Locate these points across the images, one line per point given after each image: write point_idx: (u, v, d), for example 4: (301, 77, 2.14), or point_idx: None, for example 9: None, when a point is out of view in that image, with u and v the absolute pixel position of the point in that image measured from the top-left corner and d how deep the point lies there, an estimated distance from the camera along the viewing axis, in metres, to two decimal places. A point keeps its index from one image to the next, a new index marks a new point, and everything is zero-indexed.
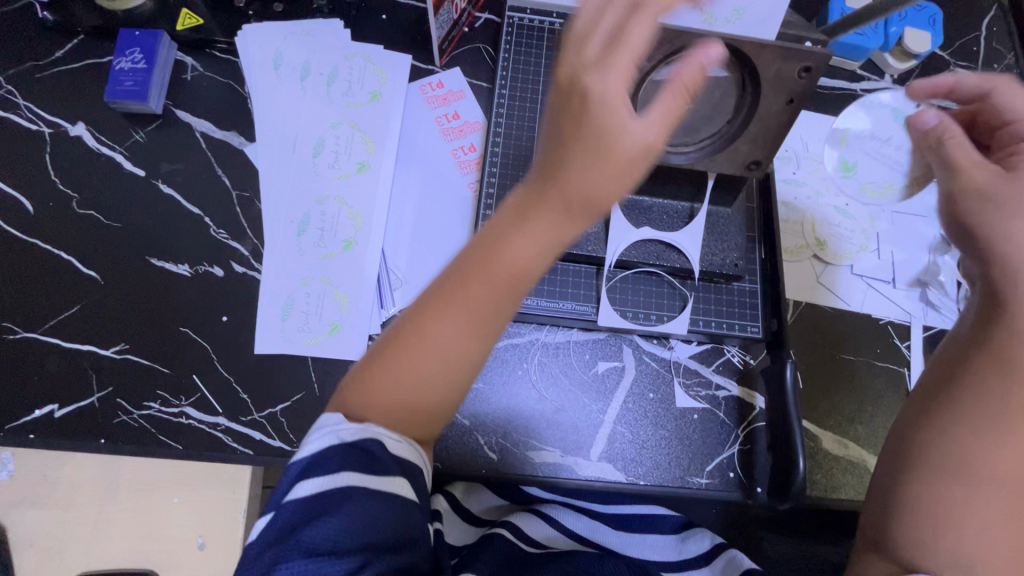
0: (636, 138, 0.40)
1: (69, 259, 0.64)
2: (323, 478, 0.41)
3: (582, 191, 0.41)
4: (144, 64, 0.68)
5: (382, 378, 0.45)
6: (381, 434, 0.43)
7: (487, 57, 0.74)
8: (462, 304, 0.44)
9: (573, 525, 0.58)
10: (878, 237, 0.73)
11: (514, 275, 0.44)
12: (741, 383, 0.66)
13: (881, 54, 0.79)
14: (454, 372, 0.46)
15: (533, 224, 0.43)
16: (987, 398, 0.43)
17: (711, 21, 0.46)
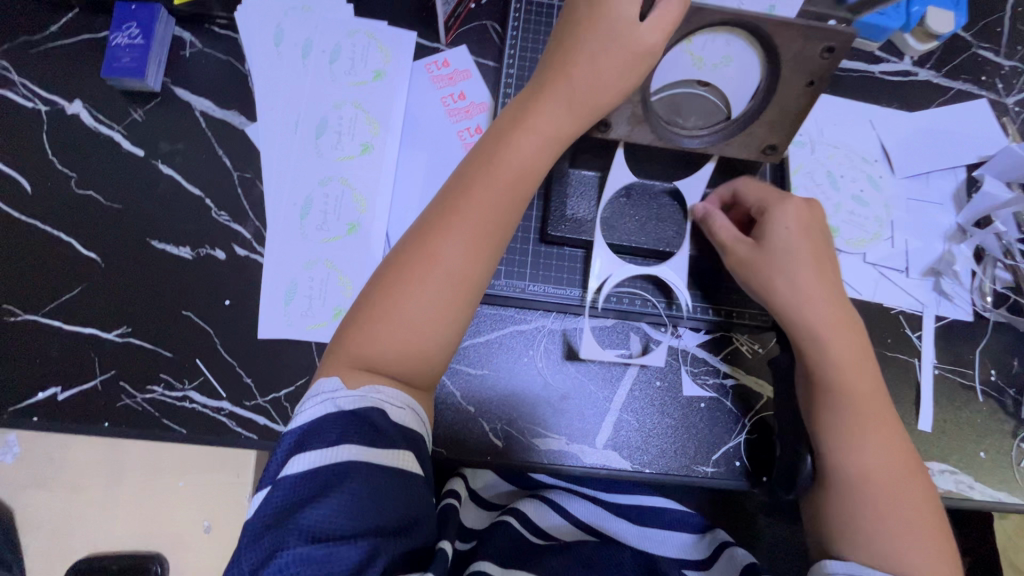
0: (640, 41, 0.45)
1: (68, 240, 0.63)
2: (324, 451, 0.42)
3: (589, 84, 0.48)
4: (141, 39, 0.66)
5: (389, 302, 0.48)
6: (381, 402, 0.45)
7: (494, 35, 0.72)
8: (466, 224, 0.48)
9: (576, 510, 0.63)
10: (893, 225, 0.71)
11: (522, 169, 0.49)
12: (748, 372, 0.65)
13: (901, 35, 0.76)
14: (457, 295, 0.49)
15: (543, 118, 0.49)
16: (823, 389, 0.54)
17: (700, 69, 0.50)
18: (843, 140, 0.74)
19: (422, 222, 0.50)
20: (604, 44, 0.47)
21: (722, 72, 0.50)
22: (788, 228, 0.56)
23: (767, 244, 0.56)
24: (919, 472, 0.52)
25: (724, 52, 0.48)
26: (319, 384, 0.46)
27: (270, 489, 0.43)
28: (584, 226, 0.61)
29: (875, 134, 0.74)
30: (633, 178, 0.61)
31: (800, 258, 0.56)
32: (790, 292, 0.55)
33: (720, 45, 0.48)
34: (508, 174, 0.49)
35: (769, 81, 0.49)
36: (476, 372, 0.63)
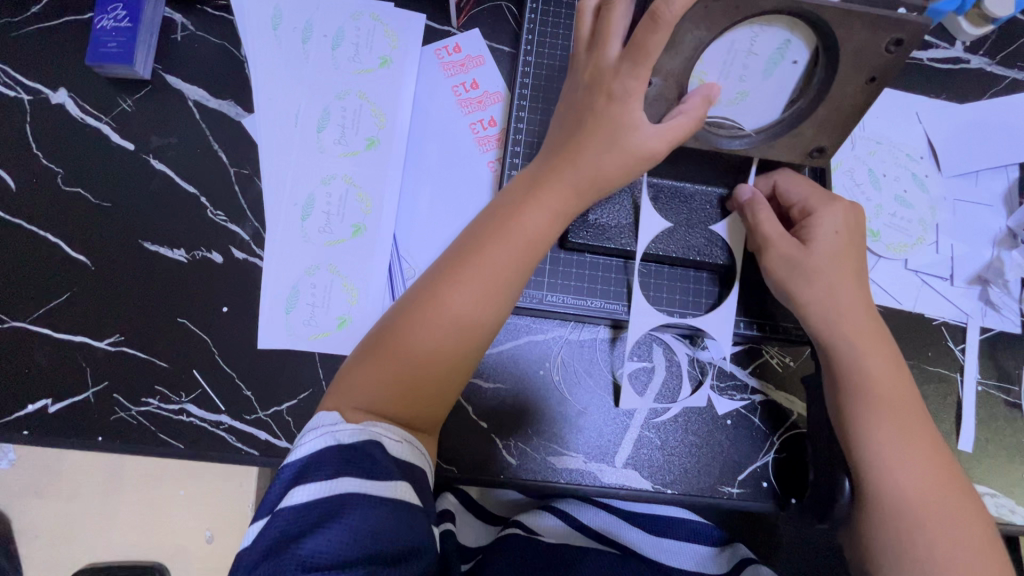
0: (646, 146, 0.45)
1: (55, 242, 0.59)
2: (322, 484, 0.42)
3: (597, 171, 0.47)
4: (128, 22, 0.61)
5: (397, 346, 0.48)
6: (381, 435, 0.45)
7: (510, 18, 0.66)
8: (474, 277, 0.48)
9: (589, 519, 0.62)
10: (938, 229, 0.66)
11: (529, 239, 0.49)
12: (778, 387, 0.61)
13: (954, 18, 0.69)
14: (463, 345, 0.49)
15: (550, 194, 0.49)
16: (870, 402, 0.50)
17: (716, 106, 0.47)
18: (886, 135, 0.68)
19: (432, 270, 0.51)
20: (609, 144, 0.46)
21: (741, 107, 0.47)
22: (835, 233, 0.52)
23: (814, 244, 0.51)
24: (967, 491, 0.49)
25: (739, 87, 0.45)
26: (318, 417, 0.46)
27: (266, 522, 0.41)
28: (608, 232, 0.57)
29: (922, 129, 0.68)
30: (658, 177, 0.56)
31: (846, 263, 0.51)
32: (829, 295, 0.51)
33: (733, 81, 0.45)
34: (515, 237, 0.49)
35: (823, 77, 0.43)
36: (489, 385, 0.60)
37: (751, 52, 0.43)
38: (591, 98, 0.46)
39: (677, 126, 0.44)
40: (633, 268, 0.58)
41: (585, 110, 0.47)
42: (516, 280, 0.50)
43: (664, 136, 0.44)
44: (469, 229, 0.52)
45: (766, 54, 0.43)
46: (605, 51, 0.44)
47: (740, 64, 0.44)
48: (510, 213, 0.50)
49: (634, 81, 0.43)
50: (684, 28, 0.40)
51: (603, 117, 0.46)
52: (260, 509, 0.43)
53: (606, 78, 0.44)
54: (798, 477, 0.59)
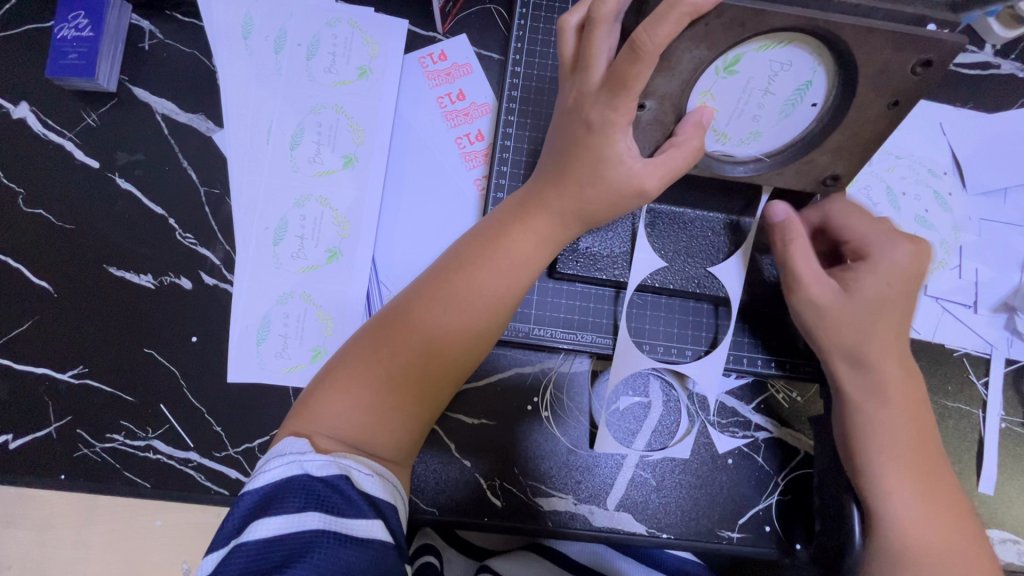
0: (636, 180, 0.41)
1: (16, 267, 0.56)
2: (287, 518, 0.38)
3: (580, 203, 0.44)
4: (90, 31, 0.57)
5: (373, 362, 0.45)
6: (352, 469, 0.42)
7: (499, 22, 0.61)
8: (453, 298, 0.46)
9: (574, 552, 0.59)
10: (961, 251, 0.61)
11: (513, 262, 0.46)
12: (784, 424, 0.57)
13: (984, 20, 0.63)
14: (439, 368, 0.46)
15: (536, 219, 0.45)
16: (896, 449, 0.44)
17: (725, 144, 0.43)
18: (906, 149, 0.63)
19: (412, 287, 0.48)
20: (592, 177, 0.42)
21: (751, 147, 0.43)
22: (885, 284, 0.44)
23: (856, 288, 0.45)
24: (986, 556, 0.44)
25: (751, 127, 0.41)
26: (283, 442, 0.43)
27: (225, 553, 0.39)
28: (600, 262, 0.53)
29: (946, 142, 0.63)
30: (657, 203, 0.51)
31: (887, 315, 0.45)
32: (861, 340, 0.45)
33: (745, 120, 0.41)
34: (498, 260, 0.46)
35: (837, 99, 0.39)
36: (473, 420, 0.56)
37: (768, 91, 0.39)
38: (573, 127, 0.42)
39: (671, 159, 0.40)
40: (628, 301, 0.54)
41: (567, 139, 0.42)
42: (501, 300, 0.46)
43: (659, 170, 0.40)
44: (457, 241, 0.49)
45: (784, 95, 0.39)
46: (585, 76, 0.39)
47: (755, 103, 0.40)
48: (501, 228, 0.47)
49: (613, 113, 0.39)
50: (681, 47, 0.35)
51: (584, 148, 0.42)
52: (219, 537, 0.40)
53: (588, 105, 0.40)
54: (804, 520, 0.55)
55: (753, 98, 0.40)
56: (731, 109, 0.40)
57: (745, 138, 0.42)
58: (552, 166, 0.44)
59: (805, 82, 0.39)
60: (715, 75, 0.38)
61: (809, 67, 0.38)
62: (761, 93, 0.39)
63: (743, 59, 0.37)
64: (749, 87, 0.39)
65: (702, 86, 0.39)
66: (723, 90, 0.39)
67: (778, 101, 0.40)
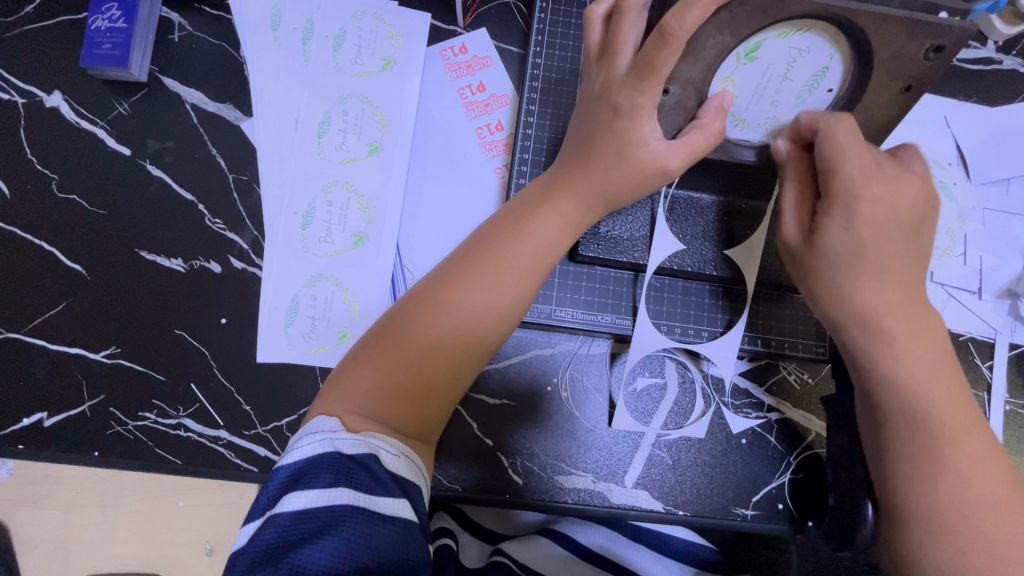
0: (659, 161, 0.43)
1: (49, 250, 0.58)
2: (319, 492, 0.40)
3: (604, 186, 0.45)
4: (123, 22, 0.59)
5: (402, 344, 0.47)
6: (380, 449, 0.44)
7: (519, 16, 0.63)
8: (478, 283, 0.47)
9: (588, 538, 0.60)
10: (966, 239, 0.63)
11: (537, 246, 0.47)
12: (796, 405, 0.58)
13: (987, 17, 0.65)
14: (464, 350, 0.48)
15: (560, 202, 0.47)
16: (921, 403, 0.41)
17: (743, 129, 0.45)
18: (912, 141, 0.65)
19: (437, 272, 0.50)
20: (617, 159, 0.44)
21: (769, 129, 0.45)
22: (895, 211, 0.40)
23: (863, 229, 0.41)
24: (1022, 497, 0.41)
25: (769, 111, 0.43)
26: (316, 421, 0.44)
27: (259, 525, 0.40)
28: (621, 245, 0.54)
29: (951, 134, 0.65)
30: (674, 188, 0.54)
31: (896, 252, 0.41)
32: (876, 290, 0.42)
33: (764, 105, 0.43)
34: (522, 245, 0.47)
35: (852, 85, 0.41)
36: (494, 400, 0.58)
37: (786, 77, 0.41)
38: (599, 112, 0.44)
39: (695, 139, 0.42)
40: (646, 283, 0.56)
41: (593, 123, 0.44)
42: (526, 283, 0.48)
43: (683, 149, 0.42)
44: (480, 227, 0.50)
45: (802, 80, 0.41)
46: (613, 62, 0.41)
47: (773, 89, 0.42)
48: (524, 214, 0.48)
49: (640, 97, 0.41)
50: (707, 33, 0.37)
51: (610, 132, 0.43)
52: (253, 509, 0.42)
53: (615, 90, 0.42)
54: (816, 498, 0.57)
55: (772, 84, 0.41)
56: (750, 95, 0.42)
57: (763, 121, 0.44)
58: (579, 149, 0.46)
59: (822, 69, 0.41)
60: (736, 61, 0.40)
61: (826, 54, 0.40)
62: (780, 80, 0.41)
63: (763, 46, 0.39)
64: (768, 74, 0.41)
65: (724, 72, 0.41)
66: (743, 76, 0.41)
67: (796, 87, 0.42)
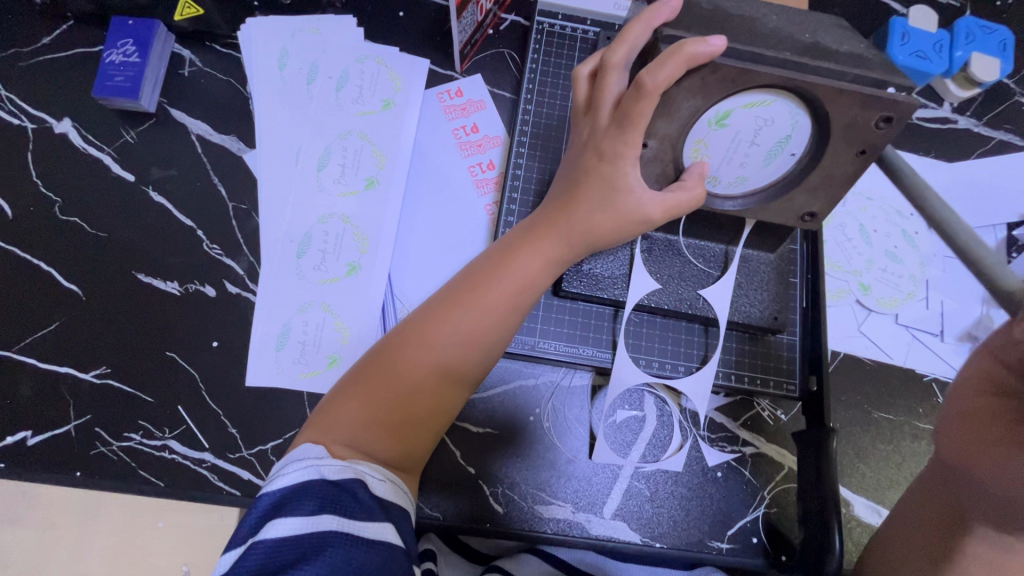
0: (642, 210, 0.46)
1: (46, 270, 0.59)
2: (303, 519, 0.41)
3: (587, 229, 0.48)
4: (137, 57, 0.63)
5: (386, 377, 0.49)
6: (365, 474, 0.45)
7: (511, 64, 0.68)
8: (462, 317, 0.49)
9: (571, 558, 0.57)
10: (928, 285, 0.67)
11: (521, 284, 0.50)
12: (769, 441, 0.60)
13: (942, 80, 0.72)
14: (447, 383, 0.50)
15: (542, 243, 0.50)
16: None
17: (716, 186, 0.49)
18: (876, 191, 0.69)
19: (425, 307, 0.51)
20: (603, 206, 0.47)
21: (740, 189, 0.49)
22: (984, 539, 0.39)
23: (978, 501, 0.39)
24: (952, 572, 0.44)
25: (739, 172, 0.47)
26: (302, 447, 0.45)
27: (241, 552, 0.41)
28: (602, 282, 0.57)
29: None
30: (652, 231, 0.57)
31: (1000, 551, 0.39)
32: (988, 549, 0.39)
33: (734, 166, 0.47)
34: (505, 283, 0.50)
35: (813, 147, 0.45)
36: (477, 429, 0.59)
37: (753, 142, 0.45)
38: (586, 158, 0.47)
39: (676, 199, 0.45)
40: (625, 318, 0.59)
41: (581, 170, 0.47)
42: (512, 320, 0.51)
43: (663, 204, 0.46)
44: (466, 264, 0.53)
45: (769, 145, 0.45)
46: (596, 114, 0.45)
47: (742, 151, 0.46)
48: (510, 253, 0.51)
49: (624, 144, 0.44)
50: (680, 96, 0.41)
51: (596, 177, 0.47)
52: (235, 537, 0.42)
53: (600, 138, 0.45)
54: (787, 532, 0.58)
55: (741, 148, 0.46)
56: (720, 156, 0.46)
57: (734, 180, 0.48)
58: (566, 195, 0.49)
59: (783, 139, 0.45)
60: (707, 127, 0.44)
61: (789, 123, 0.44)
62: (746, 144, 0.45)
63: (732, 114, 0.43)
64: (738, 138, 0.45)
65: (696, 136, 0.45)
66: (715, 139, 0.45)
67: (760, 152, 0.46)
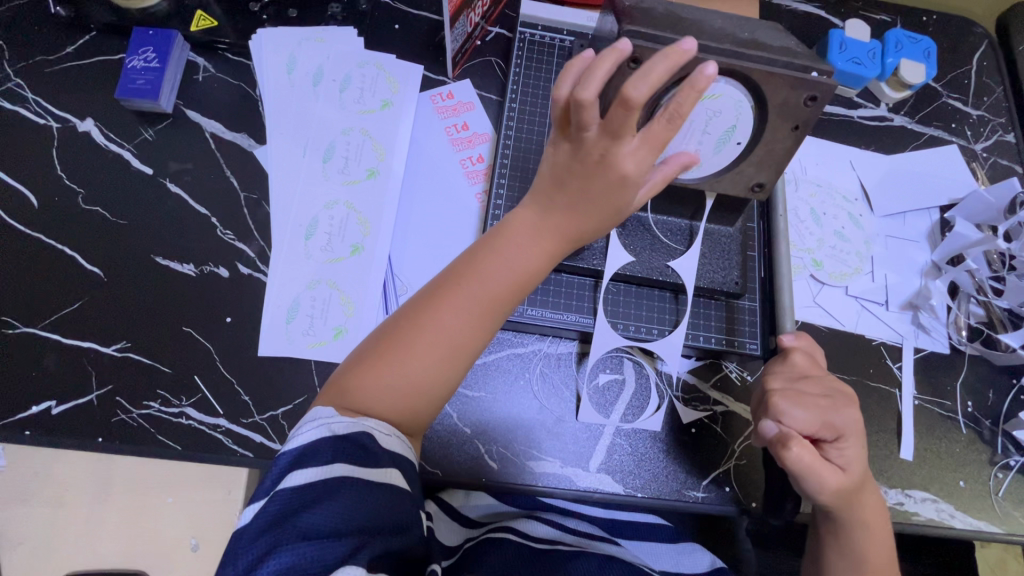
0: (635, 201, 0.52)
1: (70, 255, 0.64)
2: (318, 468, 0.45)
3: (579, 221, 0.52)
4: (157, 63, 0.69)
5: (396, 352, 0.51)
6: (373, 428, 0.48)
7: (497, 70, 0.76)
8: (468, 297, 0.52)
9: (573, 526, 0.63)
10: (873, 260, 0.75)
11: (522, 265, 0.53)
12: (737, 399, 0.67)
13: (877, 84, 0.81)
14: (452, 361, 0.52)
15: (544, 227, 0.53)
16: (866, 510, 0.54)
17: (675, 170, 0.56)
18: (824, 179, 0.78)
19: (432, 287, 0.53)
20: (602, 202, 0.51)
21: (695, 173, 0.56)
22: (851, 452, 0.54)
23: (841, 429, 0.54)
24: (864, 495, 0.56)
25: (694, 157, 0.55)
26: (314, 410, 0.49)
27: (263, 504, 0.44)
28: (582, 255, 0.64)
29: (856, 175, 0.79)
30: None
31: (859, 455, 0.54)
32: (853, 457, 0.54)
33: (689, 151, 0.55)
34: (508, 264, 0.53)
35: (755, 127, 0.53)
36: (472, 393, 0.65)
37: (705, 130, 0.54)
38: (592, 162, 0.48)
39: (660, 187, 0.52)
40: (603, 288, 0.65)
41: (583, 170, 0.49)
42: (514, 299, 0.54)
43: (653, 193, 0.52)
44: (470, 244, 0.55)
45: (718, 134, 0.54)
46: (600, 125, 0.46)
47: (696, 138, 0.54)
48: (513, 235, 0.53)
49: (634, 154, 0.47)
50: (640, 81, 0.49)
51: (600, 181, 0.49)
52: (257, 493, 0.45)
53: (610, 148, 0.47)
54: (755, 480, 0.64)
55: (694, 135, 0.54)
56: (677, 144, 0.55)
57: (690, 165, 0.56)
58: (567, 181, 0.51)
59: (729, 129, 0.53)
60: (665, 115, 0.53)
61: (733, 113, 0.52)
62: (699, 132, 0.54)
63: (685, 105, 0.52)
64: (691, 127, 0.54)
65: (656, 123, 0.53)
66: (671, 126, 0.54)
67: (711, 139, 0.54)
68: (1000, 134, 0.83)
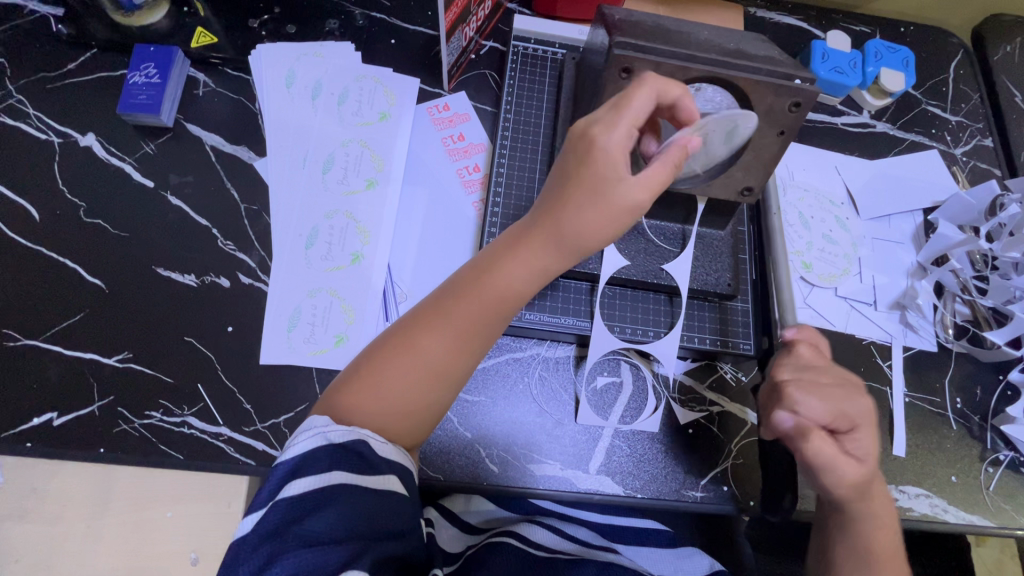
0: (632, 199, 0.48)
1: (72, 267, 0.64)
2: (316, 477, 0.44)
3: (577, 231, 0.49)
4: (158, 79, 0.70)
5: (379, 376, 0.50)
6: (368, 437, 0.48)
7: (492, 82, 0.78)
8: (452, 322, 0.51)
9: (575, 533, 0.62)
10: (860, 262, 0.77)
11: (510, 290, 0.52)
12: (733, 400, 0.68)
13: (859, 92, 0.84)
14: (434, 387, 0.51)
15: (531, 250, 0.51)
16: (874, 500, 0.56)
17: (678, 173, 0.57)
18: (811, 184, 0.80)
19: (418, 310, 0.53)
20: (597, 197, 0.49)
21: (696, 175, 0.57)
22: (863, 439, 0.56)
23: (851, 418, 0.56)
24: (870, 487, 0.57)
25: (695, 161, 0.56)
26: (309, 418, 0.48)
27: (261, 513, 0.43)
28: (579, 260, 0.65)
29: (842, 179, 0.81)
30: None
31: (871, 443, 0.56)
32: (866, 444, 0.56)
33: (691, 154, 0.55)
34: (493, 290, 0.51)
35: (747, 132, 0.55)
36: (472, 398, 0.65)
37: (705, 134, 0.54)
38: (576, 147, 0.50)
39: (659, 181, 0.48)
40: (599, 292, 0.67)
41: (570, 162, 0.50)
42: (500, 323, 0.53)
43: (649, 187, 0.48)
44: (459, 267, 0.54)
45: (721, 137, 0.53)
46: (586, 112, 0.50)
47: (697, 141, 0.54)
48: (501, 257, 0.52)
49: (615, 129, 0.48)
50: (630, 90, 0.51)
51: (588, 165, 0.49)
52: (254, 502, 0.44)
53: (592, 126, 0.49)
54: (752, 479, 0.65)
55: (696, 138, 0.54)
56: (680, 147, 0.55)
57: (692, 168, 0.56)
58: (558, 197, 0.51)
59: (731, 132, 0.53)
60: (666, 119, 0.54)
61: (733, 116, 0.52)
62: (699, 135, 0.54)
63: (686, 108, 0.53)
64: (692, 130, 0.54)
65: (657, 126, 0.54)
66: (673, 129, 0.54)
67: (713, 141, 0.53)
68: (979, 138, 0.86)
